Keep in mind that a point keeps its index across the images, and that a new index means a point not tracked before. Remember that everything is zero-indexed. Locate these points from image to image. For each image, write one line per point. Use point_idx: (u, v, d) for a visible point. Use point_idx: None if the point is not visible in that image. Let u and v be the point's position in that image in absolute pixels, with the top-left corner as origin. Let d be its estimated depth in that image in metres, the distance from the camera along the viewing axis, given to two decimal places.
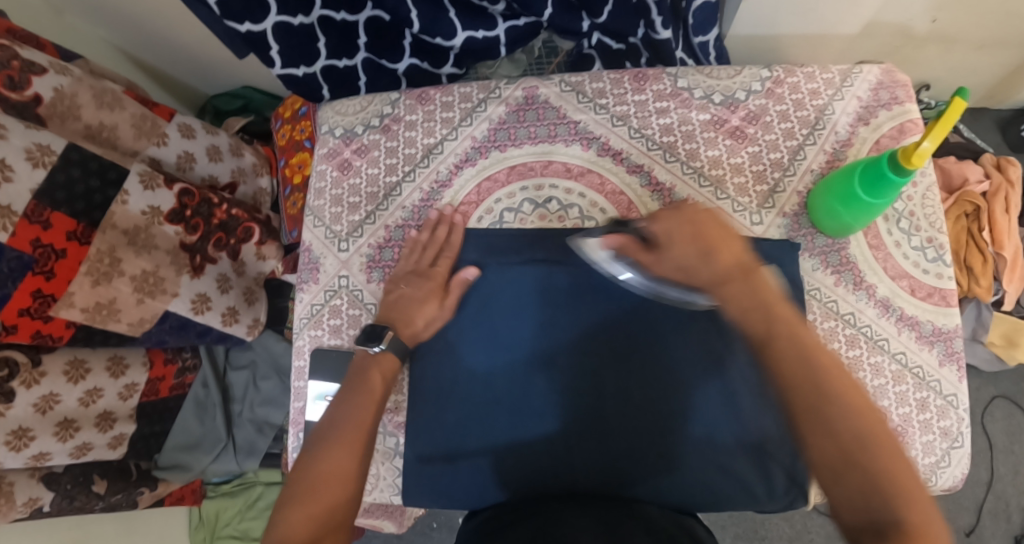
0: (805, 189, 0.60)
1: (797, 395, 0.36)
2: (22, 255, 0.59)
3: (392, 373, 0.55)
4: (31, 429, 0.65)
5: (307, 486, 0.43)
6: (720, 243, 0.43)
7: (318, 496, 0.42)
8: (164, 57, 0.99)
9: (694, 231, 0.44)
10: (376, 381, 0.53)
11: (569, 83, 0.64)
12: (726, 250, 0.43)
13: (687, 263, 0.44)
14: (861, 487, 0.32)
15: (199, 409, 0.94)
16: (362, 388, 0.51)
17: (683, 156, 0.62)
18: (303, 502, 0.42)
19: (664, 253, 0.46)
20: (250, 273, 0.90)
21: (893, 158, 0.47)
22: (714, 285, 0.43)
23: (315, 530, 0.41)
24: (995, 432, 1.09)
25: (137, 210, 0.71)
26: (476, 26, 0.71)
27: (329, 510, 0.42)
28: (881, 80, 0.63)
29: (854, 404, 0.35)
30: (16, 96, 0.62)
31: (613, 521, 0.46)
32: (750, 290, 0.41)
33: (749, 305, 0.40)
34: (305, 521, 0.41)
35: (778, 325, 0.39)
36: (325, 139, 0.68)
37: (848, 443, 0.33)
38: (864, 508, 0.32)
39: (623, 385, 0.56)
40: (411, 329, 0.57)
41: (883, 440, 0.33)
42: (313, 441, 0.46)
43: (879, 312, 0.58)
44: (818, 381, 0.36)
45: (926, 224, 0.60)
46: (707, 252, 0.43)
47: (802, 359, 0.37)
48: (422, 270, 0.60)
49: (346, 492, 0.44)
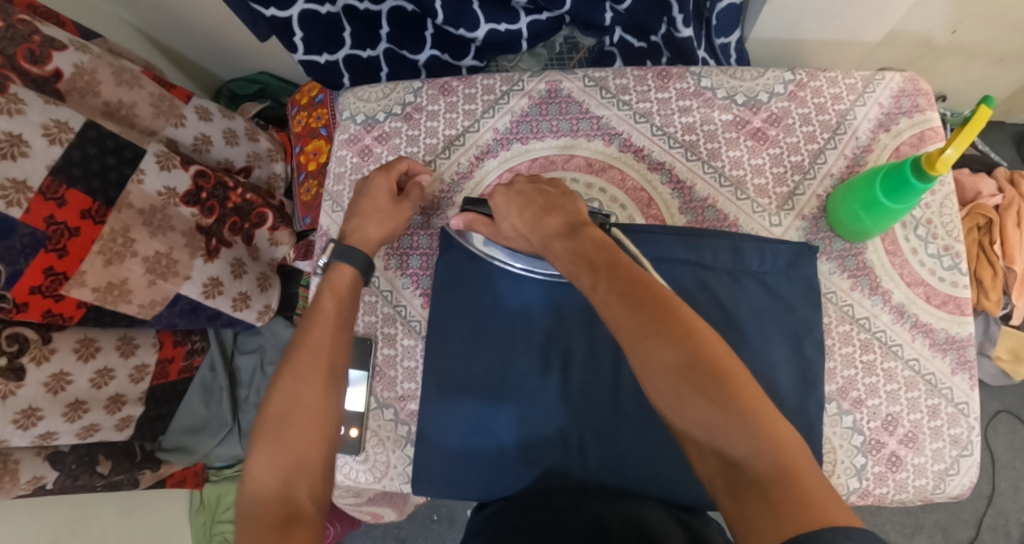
0: (825, 193, 0.60)
1: (628, 346, 0.39)
2: (35, 231, 0.59)
3: (342, 286, 0.53)
4: (40, 409, 0.64)
5: (272, 431, 0.44)
6: (555, 208, 0.50)
7: (288, 442, 0.44)
8: (183, 40, 0.99)
9: (527, 202, 0.51)
10: (326, 301, 0.52)
11: (592, 78, 0.64)
12: (557, 215, 0.50)
13: (524, 231, 0.51)
14: (700, 422, 0.36)
15: (205, 392, 0.94)
16: (317, 315, 0.51)
17: (705, 155, 0.62)
18: (267, 450, 0.43)
19: (504, 225, 0.52)
20: (263, 259, 0.91)
21: (916, 164, 0.47)
22: (549, 248, 0.49)
23: (287, 474, 0.43)
24: (998, 446, 1.09)
25: (154, 190, 0.72)
26: (499, 19, 0.71)
27: (297, 452, 0.44)
28: (903, 87, 0.62)
29: (686, 336, 0.37)
30: (38, 70, 0.63)
31: (629, 514, 0.47)
32: (581, 248, 0.46)
33: (584, 267, 0.44)
34: (273, 467, 0.43)
35: (602, 283, 0.42)
36: (346, 125, 0.68)
37: (676, 378, 0.36)
38: (712, 443, 0.35)
39: (635, 383, 0.56)
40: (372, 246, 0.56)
41: (712, 361, 0.36)
42: (272, 381, 0.47)
43: (893, 318, 0.58)
44: (646, 327, 0.38)
45: (944, 232, 0.60)
46: (538, 217, 0.50)
47: (626, 302, 0.40)
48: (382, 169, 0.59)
49: (315, 433, 0.45)
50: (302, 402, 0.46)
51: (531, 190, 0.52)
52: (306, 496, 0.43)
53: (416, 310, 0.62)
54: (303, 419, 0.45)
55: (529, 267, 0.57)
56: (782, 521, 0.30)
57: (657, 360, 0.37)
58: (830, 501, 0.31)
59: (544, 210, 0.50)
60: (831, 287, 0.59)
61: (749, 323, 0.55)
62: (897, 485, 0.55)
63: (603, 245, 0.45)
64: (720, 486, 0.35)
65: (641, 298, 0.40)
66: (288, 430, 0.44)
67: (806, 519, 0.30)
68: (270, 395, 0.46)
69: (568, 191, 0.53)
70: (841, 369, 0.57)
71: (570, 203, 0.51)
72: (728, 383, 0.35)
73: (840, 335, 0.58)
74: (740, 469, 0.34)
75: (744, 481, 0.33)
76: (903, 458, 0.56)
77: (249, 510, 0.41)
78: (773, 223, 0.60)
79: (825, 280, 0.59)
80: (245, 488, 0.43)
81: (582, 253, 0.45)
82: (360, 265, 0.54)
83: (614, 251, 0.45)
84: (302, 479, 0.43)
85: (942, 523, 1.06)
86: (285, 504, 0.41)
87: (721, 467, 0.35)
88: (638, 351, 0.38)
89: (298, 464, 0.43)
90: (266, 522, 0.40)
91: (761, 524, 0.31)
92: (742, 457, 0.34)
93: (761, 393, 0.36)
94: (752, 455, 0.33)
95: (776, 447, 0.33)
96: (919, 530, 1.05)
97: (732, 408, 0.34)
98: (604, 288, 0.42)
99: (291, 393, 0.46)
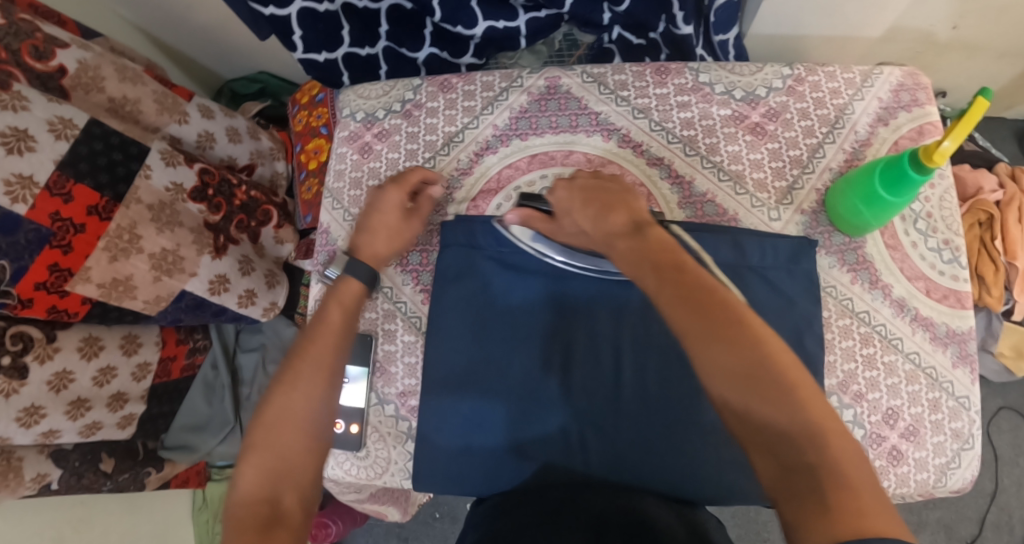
0: (824, 187, 0.61)
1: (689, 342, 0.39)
2: (40, 228, 0.59)
3: (349, 298, 0.54)
4: (43, 407, 0.64)
5: (263, 436, 0.44)
6: (617, 204, 0.49)
7: (276, 447, 0.44)
8: (185, 39, 0.99)
9: (590, 196, 0.51)
10: (335, 316, 0.52)
11: (590, 74, 0.65)
12: (621, 211, 0.49)
13: (586, 227, 0.51)
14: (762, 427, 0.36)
15: (208, 390, 0.95)
16: (318, 323, 0.51)
17: (703, 150, 0.62)
18: (257, 456, 0.44)
19: (566, 220, 0.53)
20: (269, 256, 0.91)
21: (915, 156, 0.47)
22: (611, 246, 0.48)
23: (272, 479, 0.43)
24: (1001, 443, 1.09)
25: (161, 186, 0.72)
26: (498, 16, 0.71)
27: (286, 457, 0.44)
28: (903, 81, 0.63)
29: (753, 342, 0.37)
30: (42, 66, 0.63)
31: (630, 508, 0.47)
32: (642, 248, 0.45)
33: (646, 266, 0.43)
34: (260, 471, 0.43)
35: (665, 278, 0.42)
36: (346, 122, 0.68)
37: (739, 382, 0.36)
38: (773, 449, 0.35)
39: (638, 378, 0.56)
40: (374, 252, 0.56)
41: (777, 368, 0.36)
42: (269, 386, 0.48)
43: (894, 311, 0.58)
44: (713, 330, 0.38)
45: (944, 226, 0.60)
46: (601, 214, 0.49)
47: (690, 304, 0.39)
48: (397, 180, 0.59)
49: (304, 439, 0.45)
50: (296, 411, 0.46)
51: (596, 186, 0.52)
52: (292, 501, 0.43)
53: (417, 306, 0.63)
54: (296, 427, 0.45)
55: (585, 264, 0.56)
56: (840, 527, 0.30)
57: (725, 364, 0.37)
58: (888, 515, 0.31)
59: (609, 205, 0.50)
60: (831, 281, 0.59)
61: None
62: (899, 478, 0.55)
63: (665, 245, 0.45)
64: (779, 493, 0.35)
65: (708, 301, 0.39)
66: (278, 435, 0.44)
67: (860, 524, 0.30)
68: (265, 399, 0.47)
69: (627, 187, 0.53)
70: (842, 363, 0.57)
71: (631, 200, 0.50)
72: (793, 392, 0.36)
73: (841, 329, 0.58)
74: (799, 475, 0.34)
75: (803, 488, 0.33)
76: (905, 452, 0.56)
77: (233, 510, 0.41)
78: (773, 217, 0.60)
79: (825, 275, 0.59)
80: (232, 490, 0.43)
81: (644, 251, 0.45)
82: (365, 278, 0.55)
83: (677, 255, 0.44)
84: (288, 482, 0.43)
85: (945, 520, 1.05)
86: (269, 506, 0.41)
87: (780, 471, 0.35)
88: (701, 353, 0.38)
89: (286, 469, 0.44)
90: (249, 522, 0.40)
91: (816, 529, 0.31)
92: (809, 470, 0.34)
93: (824, 403, 0.36)
94: (817, 469, 0.34)
95: (837, 458, 0.34)
96: (921, 528, 1.05)
97: (796, 418, 0.35)
98: (670, 287, 0.41)
99: (287, 399, 0.46)
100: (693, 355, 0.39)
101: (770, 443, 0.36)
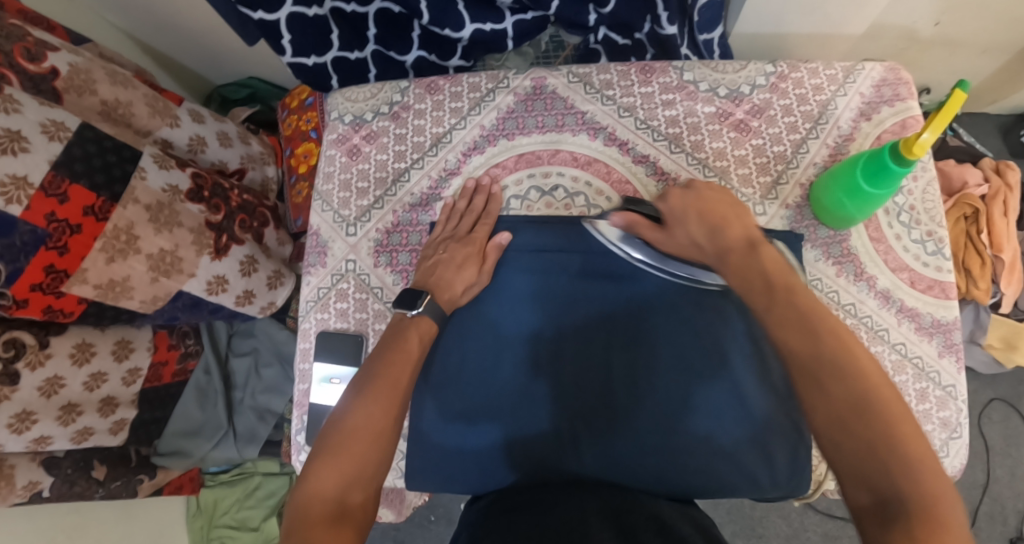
0: (808, 181, 0.61)
1: (796, 361, 0.39)
2: (35, 229, 0.59)
3: (429, 334, 0.55)
4: (35, 413, 0.64)
5: (338, 440, 0.44)
6: (732, 220, 0.50)
7: (347, 451, 0.43)
8: (173, 44, 1.00)
9: (704, 208, 0.51)
10: (413, 343, 0.53)
11: (576, 74, 0.65)
12: (733, 228, 0.50)
13: (698, 239, 0.51)
14: (859, 453, 0.34)
15: (200, 395, 0.94)
16: (399, 347, 0.52)
17: (688, 147, 0.63)
18: (329, 459, 0.43)
19: (676, 229, 0.52)
20: (274, 256, 0.91)
21: (894, 149, 0.48)
22: (721, 258, 0.49)
23: (342, 485, 0.42)
24: (993, 435, 1.10)
25: (158, 187, 0.71)
26: (485, 18, 0.72)
27: (359, 463, 0.43)
28: (885, 77, 0.64)
29: (855, 365, 0.37)
30: (35, 68, 0.63)
31: (622, 507, 0.47)
32: (756, 265, 0.46)
33: (757, 281, 0.45)
34: (335, 473, 0.42)
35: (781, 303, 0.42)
36: (334, 125, 0.68)
37: (842, 405, 0.36)
38: (867, 481, 0.33)
39: (630, 373, 0.56)
40: (450, 294, 0.57)
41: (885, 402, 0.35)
42: (347, 393, 0.48)
43: (879, 303, 0.59)
44: (822, 350, 0.38)
45: (927, 218, 0.61)
46: (717, 228, 0.50)
47: (799, 323, 0.40)
48: (461, 236, 0.60)
49: (376, 450, 0.44)
50: (374, 420, 0.45)
51: (712, 196, 0.52)
52: (357, 507, 0.41)
53: None
54: (372, 436, 0.45)
55: (680, 273, 0.56)
56: None
57: (826, 382, 0.37)
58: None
59: (721, 218, 0.50)
60: (816, 274, 0.60)
61: (732, 308, 0.56)
62: None
63: (778, 266, 0.45)
64: (868, 522, 0.32)
65: (816, 323, 0.40)
66: (354, 443, 0.44)
67: None
68: (343, 405, 0.46)
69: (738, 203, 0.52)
70: None
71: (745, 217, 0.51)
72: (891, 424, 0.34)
73: None
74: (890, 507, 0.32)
75: (892, 512, 0.31)
76: None
77: (300, 507, 0.40)
78: (757, 212, 0.61)
79: (810, 268, 0.60)
80: (299, 488, 0.42)
81: (759, 268, 0.45)
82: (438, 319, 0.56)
83: (793, 279, 0.44)
84: (357, 488, 0.42)
85: None
86: (337, 508, 0.40)
87: (870, 500, 0.33)
88: (805, 369, 0.38)
89: (359, 476, 0.42)
90: (314, 518, 0.39)
91: None
92: (908, 503, 0.31)
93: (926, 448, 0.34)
94: (917, 503, 0.31)
95: (934, 494, 0.31)
96: None
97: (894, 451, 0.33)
98: (781, 305, 0.42)
99: (368, 412, 0.46)
100: (795, 370, 0.39)
101: (860, 470, 0.34)
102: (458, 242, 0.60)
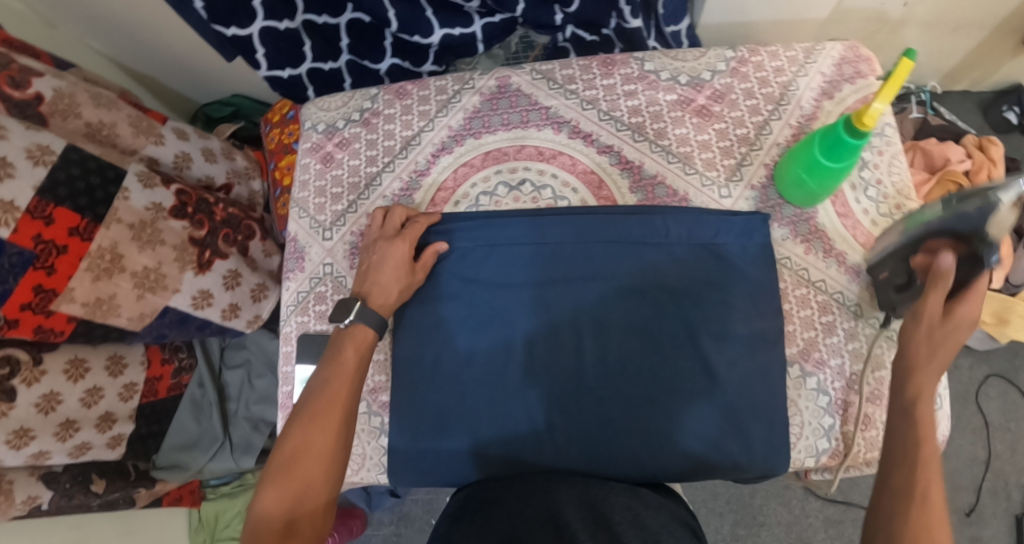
0: (773, 161, 0.62)
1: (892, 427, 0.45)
2: (23, 251, 0.60)
3: (364, 343, 0.55)
4: (32, 429, 0.66)
5: (283, 463, 0.48)
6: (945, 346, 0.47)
7: (294, 472, 0.48)
8: (156, 66, 1.02)
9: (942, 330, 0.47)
10: (348, 354, 0.54)
11: (539, 71, 0.67)
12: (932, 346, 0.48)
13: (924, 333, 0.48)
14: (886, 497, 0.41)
15: (195, 409, 0.96)
16: (333, 361, 0.54)
17: (652, 135, 0.64)
18: (278, 482, 0.48)
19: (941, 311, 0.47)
20: (262, 269, 0.92)
21: (849, 122, 0.48)
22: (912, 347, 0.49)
23: (287, 505, 0.47)
24: (991, 410, 1.08)
25: (141, 206, 0.73)
26: (453, 24, 0.74)
27: (303, 482, 0.48)
28: (845, 55, 0.65)
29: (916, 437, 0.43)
30: (19, 95, 0.66)
31: (596, 497, 0.46)
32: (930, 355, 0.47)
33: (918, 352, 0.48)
34: (281, 493, 0.47)
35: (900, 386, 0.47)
36: (308, 134, 0.70)
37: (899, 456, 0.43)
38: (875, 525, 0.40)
39: (602, 358, 0.57)
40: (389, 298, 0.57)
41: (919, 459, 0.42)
42: (290, 414, 0.52)
43: (850, 278, 0.59)
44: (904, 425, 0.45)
45: (894, 192, 0.61)
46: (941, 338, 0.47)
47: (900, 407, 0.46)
48: (388, 235, 0.60)
49: (321, 466, 0.49)
50: (313, 439, 0.49)
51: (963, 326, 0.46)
52: (306, 519, 0.47)
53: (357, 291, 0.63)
54: (315, 452, 0.49)
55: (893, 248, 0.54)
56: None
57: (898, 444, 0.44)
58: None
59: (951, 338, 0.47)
60: (785, 253, 0.60)
61: (708, 290, 0.57)
62: (869, 442, 0.56)
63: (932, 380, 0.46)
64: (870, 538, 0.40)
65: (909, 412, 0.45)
66: (296, 466, 0.48)
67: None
68: (287, 428, 0.50)
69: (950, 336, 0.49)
70: (801, 332, 0.58)
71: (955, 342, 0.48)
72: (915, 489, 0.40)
73: (798, 299, 0.59)
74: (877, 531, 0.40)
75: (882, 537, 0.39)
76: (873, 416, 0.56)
77: (253, 526, 0.47)
78: (723, 195, 0.62)
79: (779, 247, 0.61)
80: (254, 508, 0.48)
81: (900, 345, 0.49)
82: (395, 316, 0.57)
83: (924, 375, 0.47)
84: (304, 503, 0.48)
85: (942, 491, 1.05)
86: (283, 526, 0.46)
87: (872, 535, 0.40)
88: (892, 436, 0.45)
89: (303, 494, 0.48)
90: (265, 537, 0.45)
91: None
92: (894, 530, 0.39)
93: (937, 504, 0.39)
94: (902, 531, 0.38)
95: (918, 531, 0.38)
96: None
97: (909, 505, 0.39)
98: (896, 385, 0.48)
99: (306, 432, 0.49)
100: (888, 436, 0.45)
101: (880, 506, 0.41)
102: (387, 241, 0.59)
